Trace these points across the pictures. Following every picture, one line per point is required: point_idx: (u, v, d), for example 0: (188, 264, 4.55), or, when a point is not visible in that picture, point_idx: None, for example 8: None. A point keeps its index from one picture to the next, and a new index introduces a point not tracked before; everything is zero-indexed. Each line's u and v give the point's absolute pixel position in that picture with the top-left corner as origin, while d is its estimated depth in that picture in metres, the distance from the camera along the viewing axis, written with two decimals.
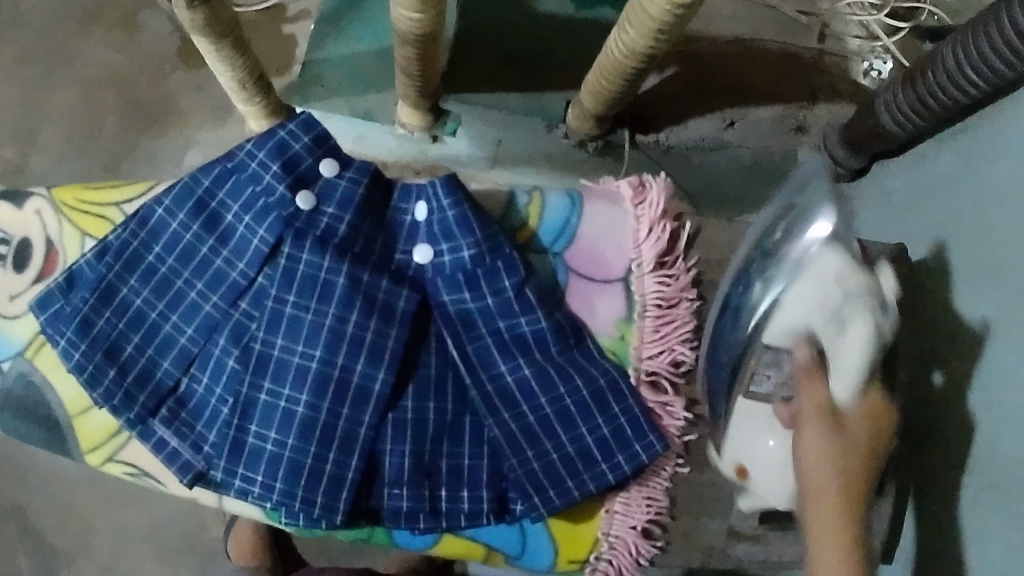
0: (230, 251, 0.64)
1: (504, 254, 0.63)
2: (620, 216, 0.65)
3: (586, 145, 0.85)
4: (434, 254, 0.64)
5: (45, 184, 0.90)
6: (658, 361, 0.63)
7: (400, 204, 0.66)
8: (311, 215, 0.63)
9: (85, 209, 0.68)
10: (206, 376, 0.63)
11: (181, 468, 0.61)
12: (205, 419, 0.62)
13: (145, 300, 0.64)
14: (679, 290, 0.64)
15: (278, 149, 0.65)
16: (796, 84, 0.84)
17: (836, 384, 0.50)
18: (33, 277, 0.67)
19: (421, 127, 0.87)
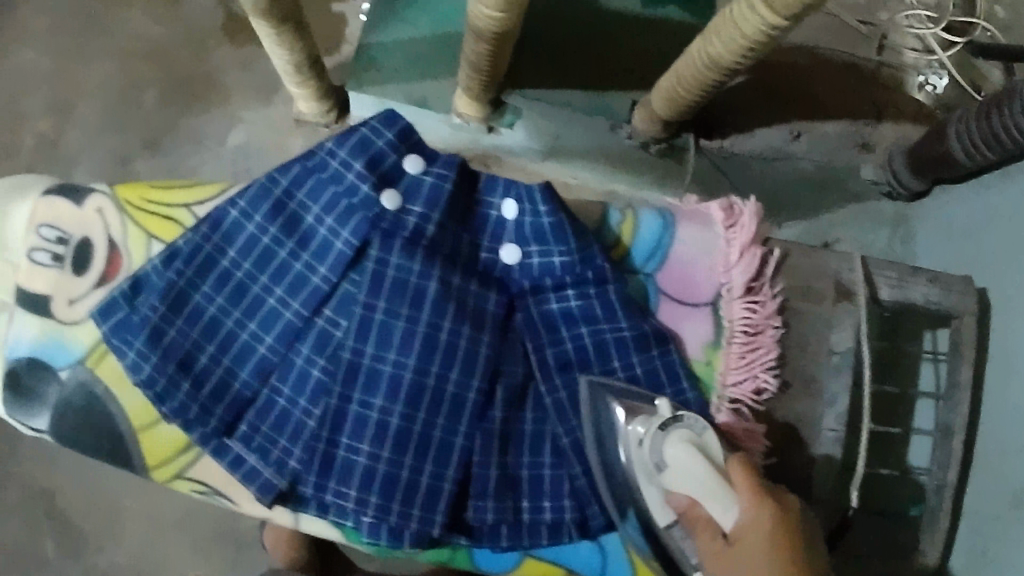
0: (311, 254, 0.60)
1: (595, 264, 0.60)
2: (713, 238, 0.64)
3: (649, 147, 0.82)
4: (523, 254, 0.61)
5: (82, 162, 0.89)
6: (742, 388, 0.62)
7: (484, 195, 0.62)
8: (398, 214, 0.59)
9: (151, 210, 0.64)
10: (287, 388, 0.60)
11: (261, 488, 0.58)
12: (288, 433, 0.59)
13: (219, 308, 0.60)
14: (766, 317, 0.63)
15: (359, 146, 0.60)
16: (862, 101, 0.82)
17: (721, 521, 0.48)
18: (94, 281, 0.63)
19: (478, 118, 0.83)
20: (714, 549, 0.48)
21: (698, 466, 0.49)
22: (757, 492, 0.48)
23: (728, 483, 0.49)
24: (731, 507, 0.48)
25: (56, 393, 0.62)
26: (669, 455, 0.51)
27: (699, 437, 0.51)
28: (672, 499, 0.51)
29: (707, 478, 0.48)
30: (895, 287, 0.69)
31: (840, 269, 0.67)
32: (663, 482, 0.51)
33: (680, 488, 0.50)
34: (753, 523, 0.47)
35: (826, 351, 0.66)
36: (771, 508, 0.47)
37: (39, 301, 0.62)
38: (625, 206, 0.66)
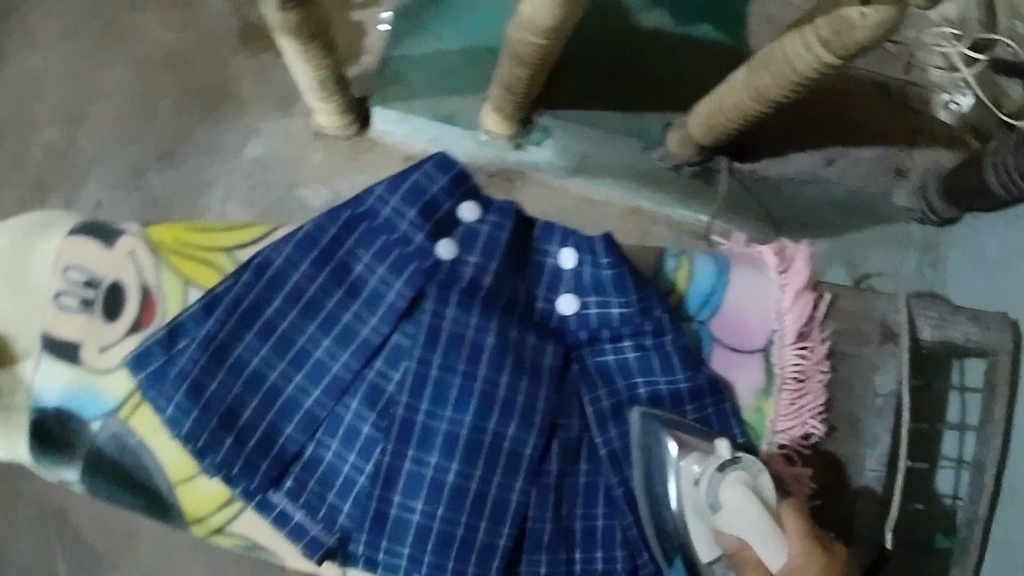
0: (360, 304, 0.59)
1: (655, 317, 0.58)
2: (767, 285, 0.63)
3: (682, 169, 0.80)
4: (581, 304, 0.60)
5: (93, 173, 0.88)
6: (790, 434, 0.62)
7: (540, 243, 0.61)
8: (453, 264, 0.58)
9: (188, 254, 0.63)
10: (336, 442, 0.58)
11: (309, 545, 0.56)
12: (336, 489, 0.58)
13: (264, 359, 0.58)
14: (815, 363, 0.63)
15: (413, 193, 0.59)
16: (898, 128, 0.84)
17: (770, 562, 0.48)
18: (125, 329, 0.61)
19: (506, 135, 0.80)
20: None
21: (752, 508, 0.49)
22: (809, 539, 0.48)
23: (779, 526, 0.49)
24: (781, 549, 0.48)
25: (88, 445, 0.60)
26: (725, 493, 0.50)
27: (755, 478, 0.51)
28: (722, 538, 0.51)
29: (759, 517, 0.49)
30: (936, 327, 0.69)
31: (887, 311, 0.67)
32: (716, 521, 0.51)
33: (731, 527, 0.50)
34: (802, 567, 0.47)
35: (870, 394, 0.66)
36: (820, 557, 0.48)
37: (68, 350, 0.60)
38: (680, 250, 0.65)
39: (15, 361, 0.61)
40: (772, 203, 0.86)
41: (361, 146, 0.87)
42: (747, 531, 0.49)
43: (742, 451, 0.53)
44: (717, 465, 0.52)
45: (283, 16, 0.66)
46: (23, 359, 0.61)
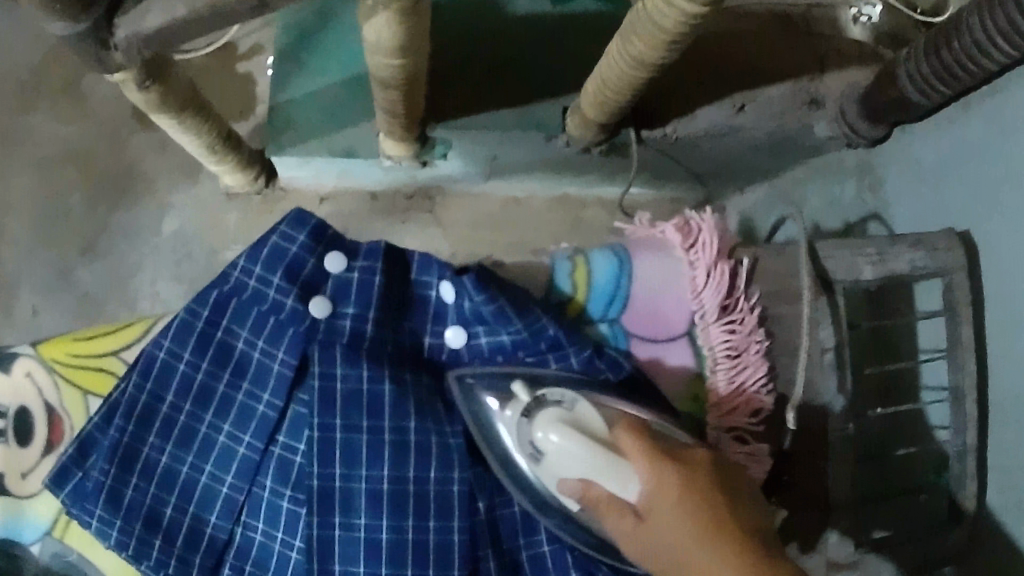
0: (251, 381, 0.58)
1: (548, 335, 0.56)
2: (675, 267, 0.60)
3: (591, 150, 0.76)
4: (469, 335, 0.58)
5: (23, 286, 0.85)
6: (737, 414, 0.59)
7: (419, 276, 0.59)
8: (330, 321, 0.57)
9: (80, 362, 0.63)
10: (261, 523, 0.58)
11: None
12: (273, 569, 0.57)
13: (172, 455, 0.57)
14: (748, 335, 0.59)
15: (274, 259, 0.57)
16: (799, 56, 0.75)
17: (620, 492, 0.47)
18: (41, 450, 0.61)
19: (408, 157, 0.78)
20: (628, 520, 0.47)
21: (578, 448, 0.49)
22: (650, 457, 0.47)
23: (614, 453, 0.48)
24: (626, 476, 0.47)
25: (30, 571, 0.60)
26: (544, 438, 0.50)
27: (568, 410, 0.51)
28: (564, 484, 0.50)
29: (587, 450, 0.48)
30: (877, 263, 0.63)
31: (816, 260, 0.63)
32: (551, 470, 0.51)
33: (566, 468, 0.50)
34: (657, 486, 0.46)
35: (818, 350, 0.61)
36: (666, 470, 0.46)
37: None
38: (572, 251, 0.62)
39: None
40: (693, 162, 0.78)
41: (274, 197, 0.85)
42: (574, 462, 0.49)
43: (543, 389, 0.53)
44: (522, 412, 0.53)
45: (144, 95, 0.63)
46: None
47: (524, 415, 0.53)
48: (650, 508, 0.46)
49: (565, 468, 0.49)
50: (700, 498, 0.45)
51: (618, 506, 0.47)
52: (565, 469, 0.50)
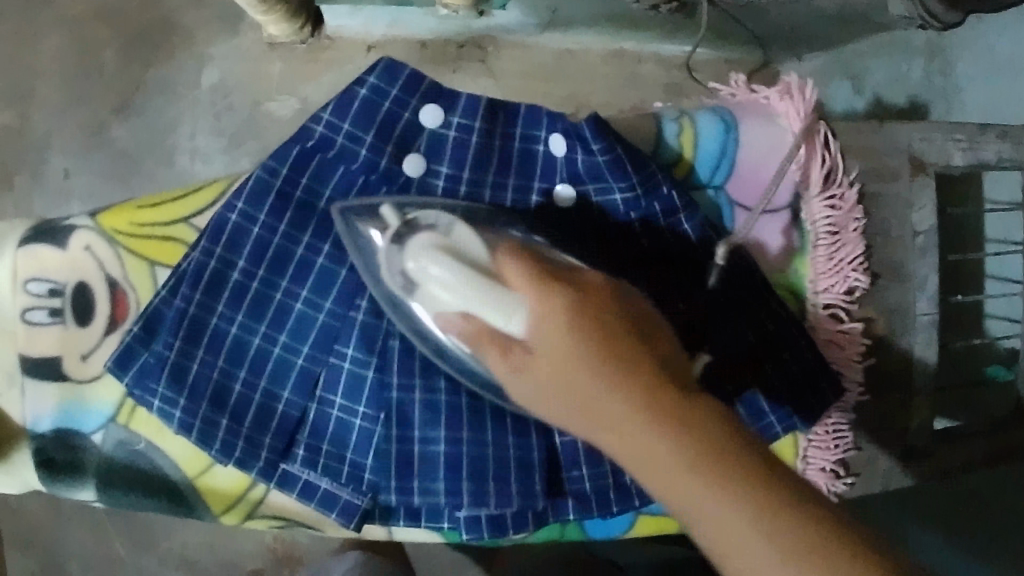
0: (336, 245, 0.54)
1: (661, 194, 0.54)
2: (780, 133, 0.58)
3: (659, 7, 0.72)
4: (579, 194, 0.55)
5: (53, 142, 0.85)
6: (833, 292, 0.59)
7: (526, 131, 0.55)
8: (424, 178, 0.54)
9: (148, 232, 0.57)
10: (339, 398, 0.55)
11: (343, 512, 0.55)
12: (354, 446, 0.55)
13: (242, 326, 0.53)
14: (848, 213, 0.59)
15: (364, 113, 0.53)
16: None
17: (508, 328, 0.38)
18: (103, 326, 0.57)
19: (467, 6, 0.75)
20: (514, 372, 0.37)
21: (465, 280, 0.42)
22: (540, 284, 0.38)
23: (499, 283, 0.40)
24: (519, 308, 0.37)
25: (95, 458, 0.58)
26: (416, 267, 0.45)
27: (440, 237, 0.46)
28: (449, 321, 0.43)
29: (471, 279, 0.41)
30: (967, 150, 0.61)
31: (911, 140, 0.61)
32: (415, 295, 0.46)
33: (443, 296, 0.43)
34: (550, 324, 0.36)
35: (909, 234, 0.61)
36: (557, 296, 0.36)
37: (47, 365, 0.58)
38: (676, 112, 0.59)
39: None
40: (760, 28, 0.75)
41: (319, 46, 0.82)
42: (453, 288, 0.43)
43: (415, 214, 0.48)
44: (392, 237, 0.48)
45: None
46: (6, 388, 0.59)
47: (424, 246, 0.46)
48: (548, 351, 0.35)
49: (440, 283, 0.44)
50: (641, 374, 0.33)
51: (502, 345, 0.38)
52: (446, 296, 0.43)
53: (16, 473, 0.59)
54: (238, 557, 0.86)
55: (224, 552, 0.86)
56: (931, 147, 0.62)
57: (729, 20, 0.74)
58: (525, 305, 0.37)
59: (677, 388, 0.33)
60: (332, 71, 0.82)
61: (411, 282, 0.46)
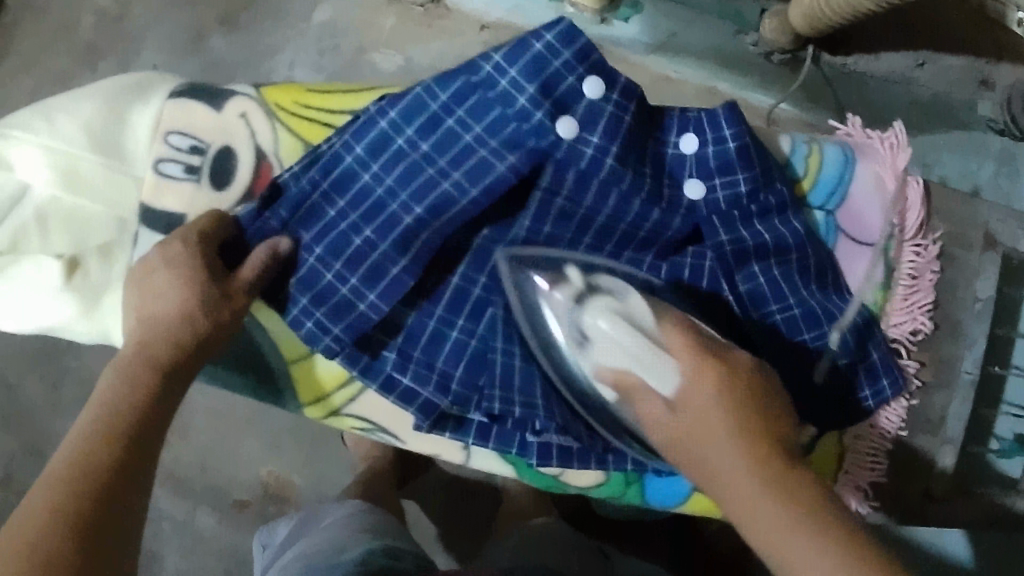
0: (464, 173, 0.55)
1: (775, 191, 0.57)
2: (886, 178, 0.63)
3: (772, 57, 0.79)
4: (707, 190, 0.57)
5: (149, 37, 0.85)
6: (904, 329, 0.63)
7: (660, 134, 0.58)
8: (573, 144, 0.55)
9: (309, 115, 0.59)
10: (441, 309, 0.57)
11: (422, 411, 0.56)
12: (445, 355, 0.56)
13: (351, 224, 0.55)
14: (927, 262, 0.64)
15: (534, 67, 0.54)
16: (988, 34, 0.76)
17: (658, 384, 0.46)
18: (240, 194, 0.59)
19: (596, 10, 0.79)
20: (678, 423, 0.44)
21: (625, 338, 0.48)
22: (698, 354, 0.46)
23: (663, 349, 0.47)
24: (672, 371, 0.46)
25: None
26: (597, 327, 0.50)
27: (621, 305, 0.50)
28: (602, 374, 0.50)
29: (636, 345, 0.47)
30: None
31: (989, 219, 0.69)
32: (588, 357, 0.50)
33: (603, 360, 0.49)
34: (699, 387, 0.44)
35: (970, 298, 0.67)
36: (712, 369, 0.45)
37: (170, 220, 0.58)
38: (807, 139, 0.64)
39: (107, 237, 0.59)
40: (853, 104, 0.79)
41: (436, 14, 0.83)
42: (618, 348, 0.48)
43: (600, 278, 0.53)
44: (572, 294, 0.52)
45: None
46: (117, 233, 0.59)
47: (597, 317, 0.50)
48: (698, 398, 0.44)
49: (609, 350, 0.49)
50: (770, 453, 0.41)
51: (654, 396, 0.46)
52: (610, 355, 0.49)
53: (98, 321, 0.58)
54: (227, 485, 0.85)
55: (214, 476, 0.85)
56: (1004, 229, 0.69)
57: (824, 87, 0.80)
58: (672, 363, 0.46)
59: (796, 479, 0.40)
60: (442, 40, 0.83)
61: (580, 341, 0.51)
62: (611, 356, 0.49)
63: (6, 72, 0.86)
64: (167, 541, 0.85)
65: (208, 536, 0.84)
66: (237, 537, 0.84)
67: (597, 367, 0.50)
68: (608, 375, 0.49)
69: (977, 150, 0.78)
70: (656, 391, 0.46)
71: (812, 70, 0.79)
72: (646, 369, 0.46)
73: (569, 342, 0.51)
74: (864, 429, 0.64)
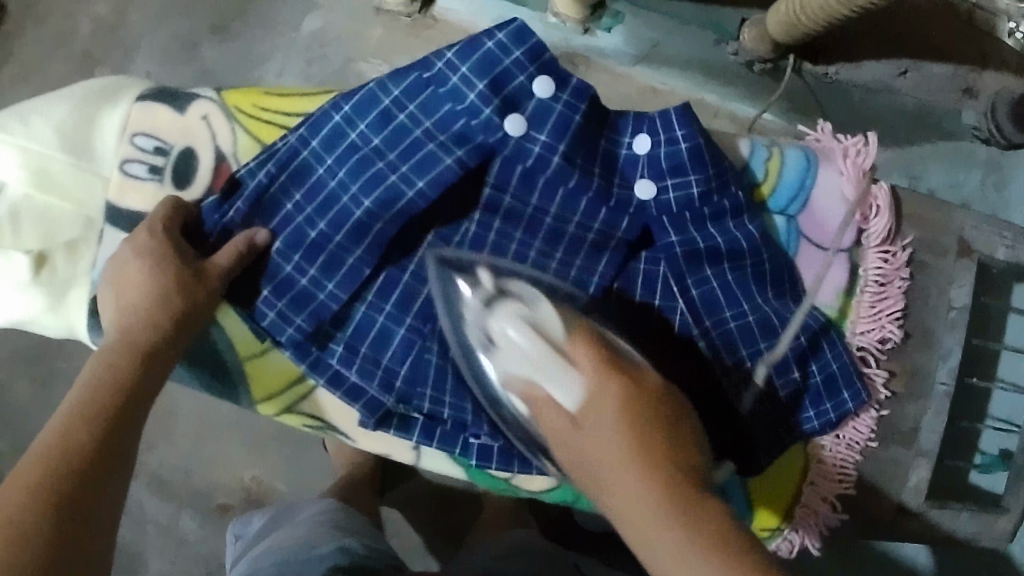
0: (411, 166, 0.55)
1: (731, 194, 0.57)
2: (848, 185, 0.62)
3: (753, 66, 0.77)
4: (658, 189, 0.57)
5: (143, 47, 0.87)
6: (870, 336, 0.63)
7: (612, 134, 0.59)
8: (520, 142, 0.56)
9: (267, 117, 0.60)
10: (389, 305, 0.57)
11: (368, 407, 0.56)
12: (392, 354, 0.57)
13: (306, 218, 0.56)
14: (896, 268, 0.63)
15: (484, 63, 0.55)
16: (969, 43, 0.75)
17: (561, 396, 0.43)
18: (201, 193, 0.60)
19: (576, 20, 0.79)
20: (578, 438, 0.42)
21: (533, 346, 0.46)
22: (604, 367, 0.43)
23: (567, 360, 0.44)
24: (574, 382, 0.43)
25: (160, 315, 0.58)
26: (505, 333, 0.48)
27: (530, 311, 0.48)
28: (513, 384, 0.47)
29: (541, 354, 0.45)
30: (1011, 248, 0.66)
31: (964, 225, 0.66)
32: (500, 364, 0.48)
33: (512, 370, 0.47)
34: (601, 397, 0.42)
35: (944, 306, 0.65)
36: (615, 381, 0.42)
37: (133, 219, 0.60)
38: (768, 143, 0.64)
39: (75, 234, 0.60)
40: (838, 113, 0.79)
41: (423, 24, 0.84)
42: (525, 354, 0.46)
43: (510, 284, 0.51)
44: (482, 296, 0.51)
45: None
46: (81, 231, 0.60)
47: (509, 320, 0.48)
48: (601, 408, 0.41)
49: (513, 358, 0.47)
50: (667, 471, 0.38)
51: (556, 409, 0.43)
52: (516, 359, 0.47)
53: (64, 315, 0.60)
54: (211, 489, 0.86)
55: (197, 480, 0.86)
56: (980, 236, 0.66)
57: (808, 97, 0.79)
58: (577, 373, 0.43)
59: (693, 499, 0.37)
60: (428, 50, 0.84)
61: (494, 346, 0.49)
62: (517, 364, 0.47)
63: (7, 80, 0.89)
64: (149, 542, 0.86)
65: (192, 539, 0.86)
66: (220, 541, 0.85)
67: (507, 375, 0.48)
68: (518, 385, 0.47)
69: None
70: (557, 402, 0.43)
71: (795, 80, 0.77)
72: (551, 380, 0.44)
73: (478, 338, 0.51)
74: (828, 437, 0.63)
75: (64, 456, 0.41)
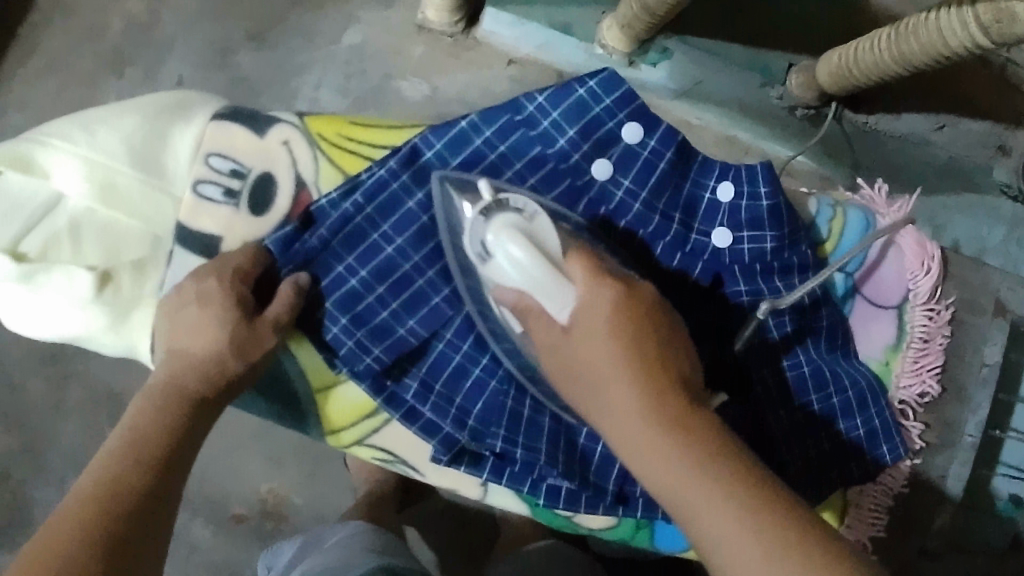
0: None
1: (799, 251, 0.59)
2: (905, 249, 0.65)
3: (795, 112, 0.81)
4: (734, 239, 0.57)
5: (176, 48, 0.86)
6: (910, 390, 0.65)
7: (698, 176, 0.59)
8: (605, 185, 0.58)
9: (352, 148, 0.61)
10: (466, 345, 0.57)
11: (443, 443, 0.56)
12: (465, 392, 0.57)
13: (397, 249, 0.57)
14: (938, 326, 0.66)
15: (576, 110, 0.57)
16: (1006, 104, 0.82)
17: (556, 312, 0.46)
18: (278, 220, 0.60)
19: (624, 53, 0.80)
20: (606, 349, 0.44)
21: (529, 259, 0.47)
22: (596, 275, 0.47)
23: (559, 273, 0.47)
24: (569, 298, 0.46)
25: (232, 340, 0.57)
26: (491, 245, 0.49)
27: (524, 220, 0.50)
28: (501, 295, 0.50)
29: (540, 269, 0.47)
30: None
31: (1001, 287, 0.71)
32: (488, 271, 0.50)
33: (518, 287, 0.48)
34: (592, 306, 0.46)
35: (977, 363, 0.69)
36: (608, 287, 0.46)
37: (207, 241, 0.59)
38: (832, 202, 0.65)
39: (141, 253, 0.59)
40: (871, 163, 0.82)
41: (464, 45, 0.84)
42: (522, 269, 0.47)
43: (504, 193, 0.51)
44: (479, 209, 0.51)
45: None
46: (149, 250, 0.59)
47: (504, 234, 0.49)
48: (659, 354, 0.44)
49: (518, 277, 0.48)
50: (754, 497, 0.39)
51: (550, 333, 0.47)
52: (516, 270, 0.48)
53: (126, 335, 0.58)
54: (226, 498, 0.85)
55: (212, 490, 0.85)
56: (1015, 297, 0.72)
57: (843, 143, 0.82)
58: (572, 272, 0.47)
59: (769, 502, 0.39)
60: (469, 72, 0.84)
61: (488, 258, 0.50)
62: (518, 275, 0.48)
63: (32, 71, 0.87)
64: None
65: (203, 548, 0.85)
66: (232, 551, 0.85)
67: (496, 282, 0.50)
68: (511, 293, 0.49)
69: (989, 212, 0.81)
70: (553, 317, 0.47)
71: (833, 126, 0.81)
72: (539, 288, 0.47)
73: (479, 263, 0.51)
74: (870, 488, 0.65)
75: (113, 505, 0.42)
